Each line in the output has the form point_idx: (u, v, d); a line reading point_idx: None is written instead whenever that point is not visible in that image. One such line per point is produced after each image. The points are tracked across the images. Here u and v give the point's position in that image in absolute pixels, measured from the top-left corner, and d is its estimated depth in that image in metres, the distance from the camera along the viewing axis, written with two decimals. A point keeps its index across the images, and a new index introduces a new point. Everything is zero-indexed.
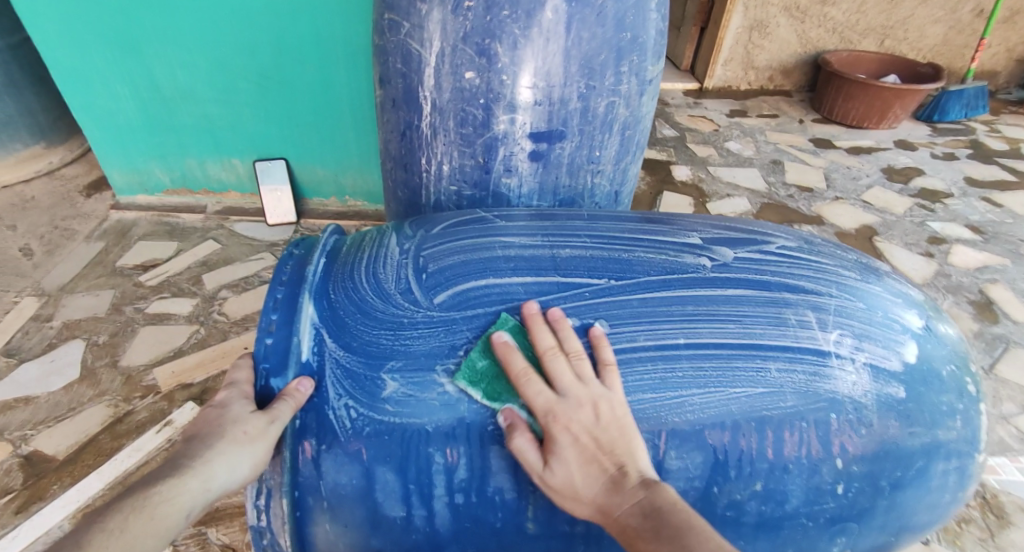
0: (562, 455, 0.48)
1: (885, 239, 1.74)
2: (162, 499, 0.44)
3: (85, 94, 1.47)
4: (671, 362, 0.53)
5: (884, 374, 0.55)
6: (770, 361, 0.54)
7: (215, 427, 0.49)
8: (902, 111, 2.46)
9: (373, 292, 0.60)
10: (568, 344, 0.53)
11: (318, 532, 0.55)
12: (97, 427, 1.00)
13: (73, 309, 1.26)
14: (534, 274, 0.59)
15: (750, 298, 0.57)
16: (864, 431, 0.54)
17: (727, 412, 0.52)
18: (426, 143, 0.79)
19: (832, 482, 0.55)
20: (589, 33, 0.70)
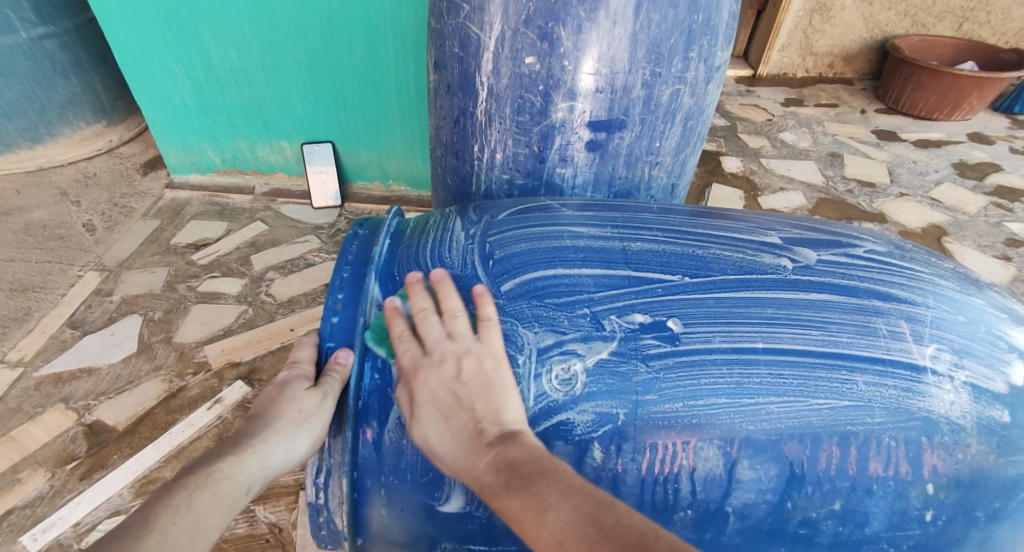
0: (423, 415, 0.49)
1: (956, 240, 1.63)
2: (224, 475, 0.46)
3: (144, 75, 1.51)
4: (749, 367, 0.50)
5: (987, 396, 0.51)
6: (857, 373, 0.50)
7: (275, 406, 0.50)
8: (979, 102, 2.29)
9: (436, 274, 0.58)
10: (444, 304, 0.53)
11: (374, 515, 0.56)
12: (153, 401, 1.04)
13: (131, 284, 1.30)
14: (604, 266, 0.57)
15: (837, 304, 0.54)
16: (960, 455, 0.50)
17: (807, 424, 0.49)
18: (480, 130, 0.77)
19: (920, 508, 0.50)
20: (659, 15, 0.66)
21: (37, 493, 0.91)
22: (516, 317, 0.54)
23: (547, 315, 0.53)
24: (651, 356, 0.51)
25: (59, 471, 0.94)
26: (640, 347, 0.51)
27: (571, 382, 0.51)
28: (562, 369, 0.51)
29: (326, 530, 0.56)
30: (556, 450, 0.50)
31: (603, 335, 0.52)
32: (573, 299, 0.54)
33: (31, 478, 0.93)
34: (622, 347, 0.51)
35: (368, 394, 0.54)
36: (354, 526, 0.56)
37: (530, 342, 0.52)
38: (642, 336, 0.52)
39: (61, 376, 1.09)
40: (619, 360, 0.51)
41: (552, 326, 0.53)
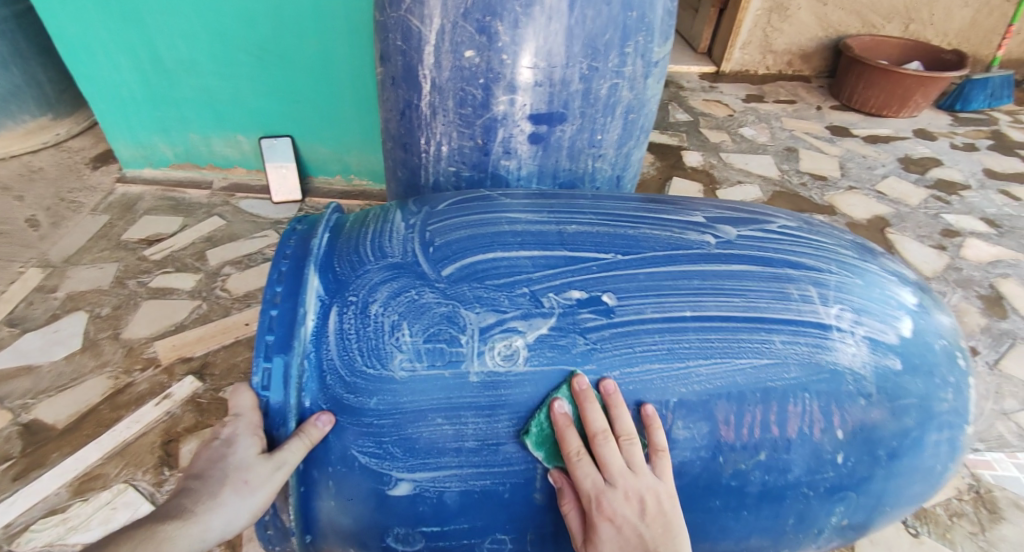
0: (600, 545, 0.50)
1: (898, 231, 1.70)
2: (156, 546, 0.45)
3: (88, 65, 1.47)
4: (678, 333, 0.53)
5: (882, 347, 0.55)
6: (774, 334, 0.53)
7: (220, 472, 0.50)
8: (924, 100, 2.39)
9: (376, 262, 0.59)
10: (620, 426, 0.51)
11: (323, 508, 0.56)
12: (97, 398, 1.02)
13: (77, 280, 1.27)
14: (540, 248, 0.58)
15: (755, 273, 0.57)
16: (864, 402, 0.54)
17: (733, 382, 0.52)
18: (425, 123, 0.78)
19: (833, 452, 0.54)
20: (594, 11, 0.68)
21: None
22: (456, 298, 0.55)
23: (488, 296, 0.55)
24: (587, 328, 0.53)
25: None
26: (578, 322, 0.53)
27: (513, 357, 0.52)
28: (504, 345, 0.53)
29: (271, 529, 0.58)
30: (502, 424, 0.52)
31: (542, 312, 0.54)
32: (513, 279, 0.56)
33: None
34: (561, 322, 0.53)
35: (312, 383, 0.54)
36: (303, 520, 0.57)
37: (471, 322, 0.53)
38: (580, 310, 0.54)
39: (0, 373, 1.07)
40: (558, 335, 0.53)
41: (493, 306, 0.54)
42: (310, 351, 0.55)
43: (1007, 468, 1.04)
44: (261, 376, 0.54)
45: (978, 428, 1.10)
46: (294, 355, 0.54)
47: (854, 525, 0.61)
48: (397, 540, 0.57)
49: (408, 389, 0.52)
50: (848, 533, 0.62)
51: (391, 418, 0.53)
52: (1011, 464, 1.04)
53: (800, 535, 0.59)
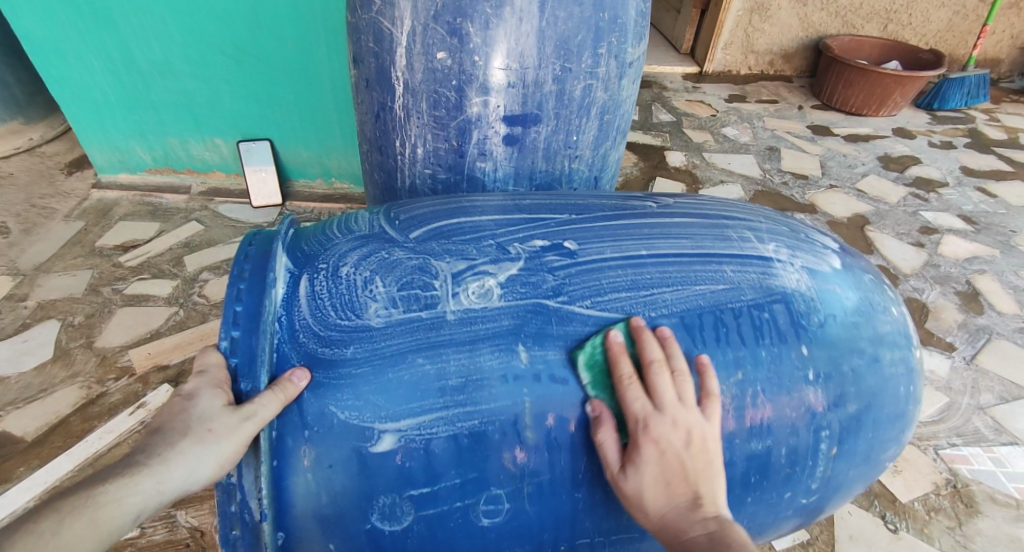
0: (641, 467, 0.47)
1: (877, 228, 1.72)
2: (104, 501, 0.40)
3: (58, 67, 1.44)
4: (639, 267, 0.56)
5: (821, 274, 0.60)
6: (725, 265, 0.58)
7: (182, 422, 0.45)
8: (902, 99, 2.42)
9: (346, 236, 0.61)
10: (675, 363, 0.50)
11: (299, 484, 0.50)
12: (68, 409, 1.00)
13: (49, 288, 1.25)
14: (503, 213, 0.63)
15: (696, 224, 0.63)
16: (817, 319, 0.57)
17: (697, 306, 0.55)
18: (400, 125, 0.78)
19: (804, 368, 0.55)
20: (565, 12, 0.68)
21: None
22: (428, 251, 0.57)
23: (458, 248, 0.57)
24: (555, 267, 0.56)
25: None
26: (545, 261, 0.56)
27: (488, 294, 0.54)
28: (477, 285, 0.54)
29: (240, 529, 0.49)
30: (483, 357, 0.51)
31: (511, 257, 0.57)
32: (479, 233, 0.59)
33: None
34: (530, 263, 0.56)
35: (283, 343, 0.52)
36: (276, 501, 0.49)
37: (443, 269, 0.55)
38: (545, 254, 0.57)
39: None
40: (528, 273, 0.55)
41: (463, 256, 0.57)
42: (280, 316, 0.54)
43: (984, 462, 1.05)
44: (227, 342, 0.52)
45: (955, 423, 1.12)
46: (263, 322, 0.52)
47: (843, 458, 0.59)
48: (381, 517, 0.50)
49: (385, 334, 0.51)
50: (840, 470, 0.60)
51: (369, 363, 0.50)
52: (988, 459, 1.06)
53: (795, 468, 0.57)
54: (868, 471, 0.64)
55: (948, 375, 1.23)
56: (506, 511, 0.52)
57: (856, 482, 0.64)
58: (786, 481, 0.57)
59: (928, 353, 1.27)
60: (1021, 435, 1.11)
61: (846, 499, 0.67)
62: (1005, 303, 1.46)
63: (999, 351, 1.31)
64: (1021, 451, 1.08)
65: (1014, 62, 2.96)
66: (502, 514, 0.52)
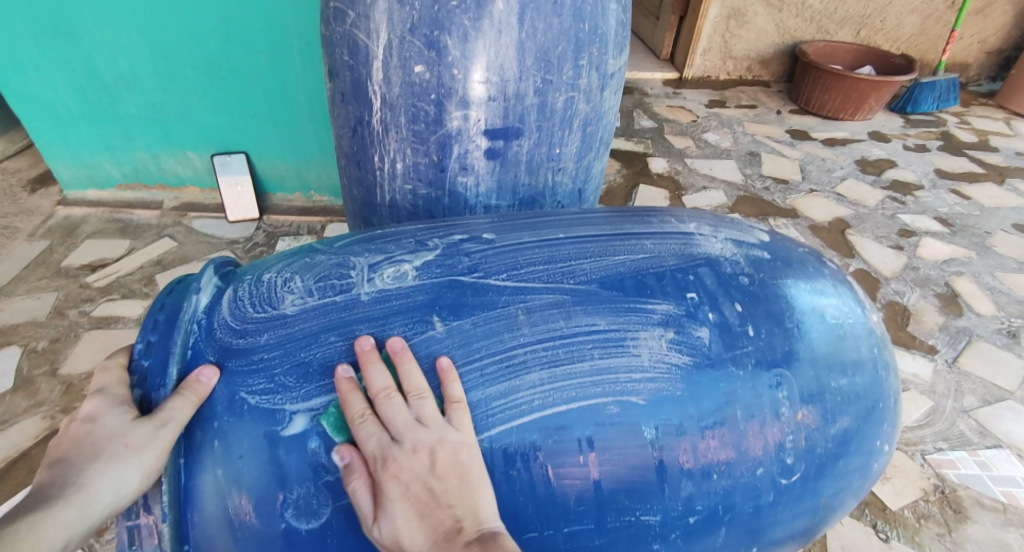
0: (391, 509, 0.44)
1: (857, 232, 1.74)
2: (22, 540, 0.39)
3: (19, 82, 1.39)
4: (558, 245, 0.60)
5: (746, 244, 0.64)
6: (644, 240, 0.61)
7: (94, 445, 0.44)
8: (877, 102, 2.46)
9: (275, 254, 0.64)
10: (408, 383, 0.48)
11: (207, 483, 0.48)
12: (29, 442, 0.95)
13: (11, 312, 1.20)
14: (434, 222, 0.67)
15: (618, 215, 0.67)
16: (744, 280, 0.59)
17: (619, 273, 0.57)
18: (378, 140, 0.75)
19: (740, 323, 0.55)
20: (545, 24, 0.66)
21: None
22: (352, 248, 0.61)
23: (378, 245, 0.61)
24: (472, 251, 0.59)
25: None
26: (462, 249, 0.59)
27: (402, 276, 0.56)
28: (392, 270, 0.56)
29: (143, 545, 0.48)
30: (397, 328, 0.52)
31: (428, 248, 0.59)
32: (400, 234, 0.63)
33: None
34: (447, 250, 0.59)
35: (199, 340, 0.53)
36: (179, 504, 0.48)
37: (361, 261, 0.58)
38: (463, 243, 0.60)
39: None
40: (444, 257, 0.58)
41: (382, 250, 0.59)
42: (199, 319, 0.55)
43: (970, 466, 1.06)
44: (144, 343, 0.53)
45: (941, 427, 1.12)
46: (179, 323, 0.54)
47: (816, 431, 0.56)
48: (296, 513, 0.48)
49: (300, 317, 0.53)
50: (817, 446, 0.56)
51: (282, 345, 0.51)
52: (974, 462, 1.06)
53: (762, 444, 0.53)
54: (859, 450, 0.59)
55: (932, 378, 1.24)
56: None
57: (849, 466, 0.59)
58: (755, 460, 0.53)
59: (911, 357, 1.28)
60: (1006, 437, 1.12)
61: (846, 490, 0.61)
62: (983, 304, 1.48)
63: (980, 352, 1.32)
64: (1005, 454, 1.09)
65: (982, 66, 3.04)
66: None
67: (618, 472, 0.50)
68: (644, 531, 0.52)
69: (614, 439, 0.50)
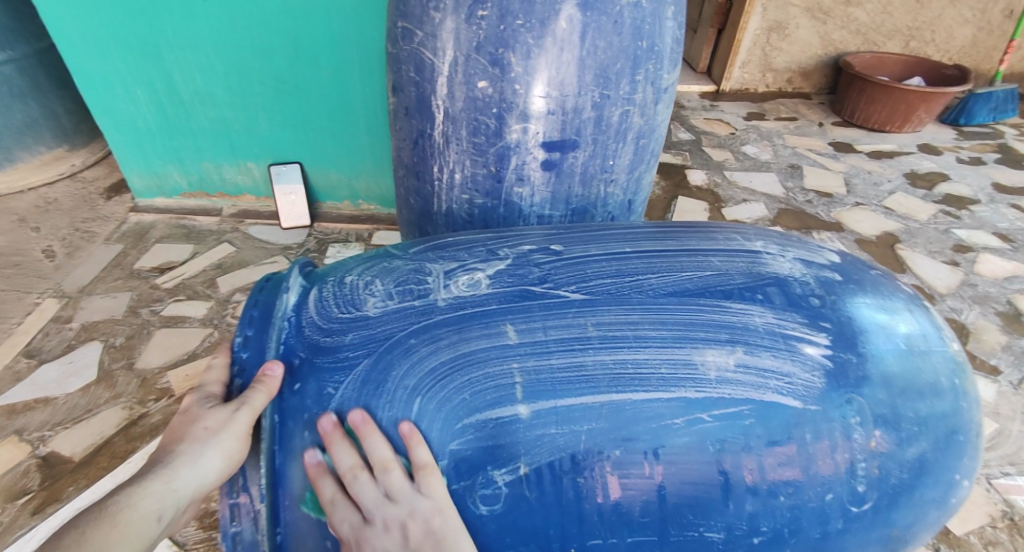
0: None
1: (909, 247, 1.70)
2: (120, 506, 0.45)
3: (105, 98, 1.50)
4: (624, 259, 0.62)
5: (816, 265, 0.64)
6: (711, 256, 0.62)
7: (182, 432, 0.50)
8: (928, 115, 2.40)
9: (354, 259, 0.69)
10: (372, 456, 0.50)
11: (296, 471, 0.53)
12: (111, 430, 1.02)
13: (92, 310, 1.28)
14: (505, 233, 0.69)
15: (684, 230, 0.68)
16: (815, 302, 0.58)
17: (685, 287, 0.58)
18: (438, 152, 0.79)
19: (809, 350, 0.55)
20: (605, 42, 0.69)
21: None
22: (425, 258, 0.64)
23: (452, 253, 0.64)
24: (540, 262, 0.61)
25: (11, 506, 0.91)
26: (531, 260, 0.62)
27: (476, 284, 0.59)
28: (466, 278, 0.59)
29: (243, 522, 0.54)
30: (471, 334, 0.54)
31: (499, 257, 0.63)
32: (473, 243, 0.67)
33: None
34: (517, 261, 0.62)
35: (290, 336, 0.57)
36: (273, 486, 0.53)
37: (437, 269, 0.62)
38: (532, 254, 0.63)
39: (16, 407, 1.06)
40: (515, 267, 0.61)
41: (456, 259, 0.63)
42: (290, 316, 0.60)
43: None
44: (241, 338, 0.59)
45: (1006, 451, 1.09)
46: (274, 319, 0.59)
47: (889, 461, 0.55)
48: None
49: (383, 318, 0.56)
50: (891, 475, 0.55)
51: (366, 345, 0.55)
52: None
53: (830, 472, 0.53)
54: (939, 485, 0.59)
55: (995, 400, 1.20)
56: (505, 497, 0.51)
57: (926, 500, 0.59)
58: (825, 483, 0.53)
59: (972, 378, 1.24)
60: None
61: (921, 523, 0.61)
62: None
63: None
64: None
65: None
66: (501, 501, 0.51)
67: (684, 485, 0.51)
68: (706, 547, 0.53)
69: (678, 451, 0.51)
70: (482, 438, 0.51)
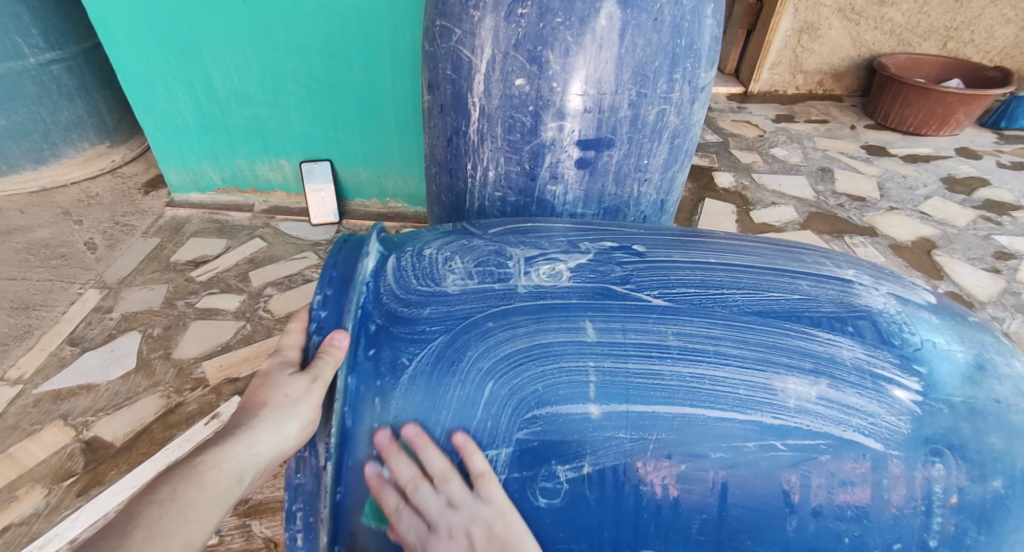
0: None
1: (945, 253, 1.65)
2: (208, 466, 0.47)
3: (146, 97, 1.54)
4: (709, 269, 0.61)
5: (912, 303, 0.62)
6: (800, 280, 0.61)
7: (264, 398, 0.52)
8: (966, 117, 2.33)
9: (432, 234, 0.69)
10: (430, 467, 0.51)
11: (363, 436, 0.52)
12: (151, 417, 1.05)
13: (131, 302, 1.32)
14: (573, 224, 0.70)
15: (771, 250, 0.67)
16: (911, 342, 0.57)
17: (772, 307, 0.57)
18: (473, 150, 0.80)
19: (897, 382, 0.53)
20: (644, 39, 0.69)
21: (34, 511, 0.91)
22: (503, 243, 0.65)
23: (530, 240, 0.65)
24: (622, 262, 0.62)
25: (56, 488, 0.94)
26: (613, 258, 0.62)
27: (557, 275, 0.59)
28: (548, 268, 0.60)
29: (305, 474, 0.54)
30: (551, 333, 0.54)
31: (580, 251, 0.63)
32: (547, 232, 0.67)
33: (28, 495, 0.93)
34: (598, 257, 0.62)
35: (368, 302, 0.58)
36: (341, 444, 0.53)
37: (518, 254, 0.62)
38: (613, 252, 0.63)
39: (60, 392, 1.10)
40: (597, 263, 0.61)
41: (536, 246, 0.64)
42: (369, 281, 0.60)
43: None
44: (321, 296, 0.59)
45: None
46: (355, 282, 0.60)
47: (969, 519, 0.52)
48: None
49: (461, 297, 0.57)
50: (968, 535, 0.53)
51: (443, 322, 0.55)
52: None
53: (903, 514, 0.51)
54: None
55: None
56: (565, 493, 0.51)
57: None
58: (897, 532, 0.52)
59: None
60: None
61: None
62: None
63: None
64: None
65: None
66: (561, 495, 0.51)
67: (745, 510, 0.51)
68: None
69: (746, 470, 0.50)
70: (548, 432, 0.51)
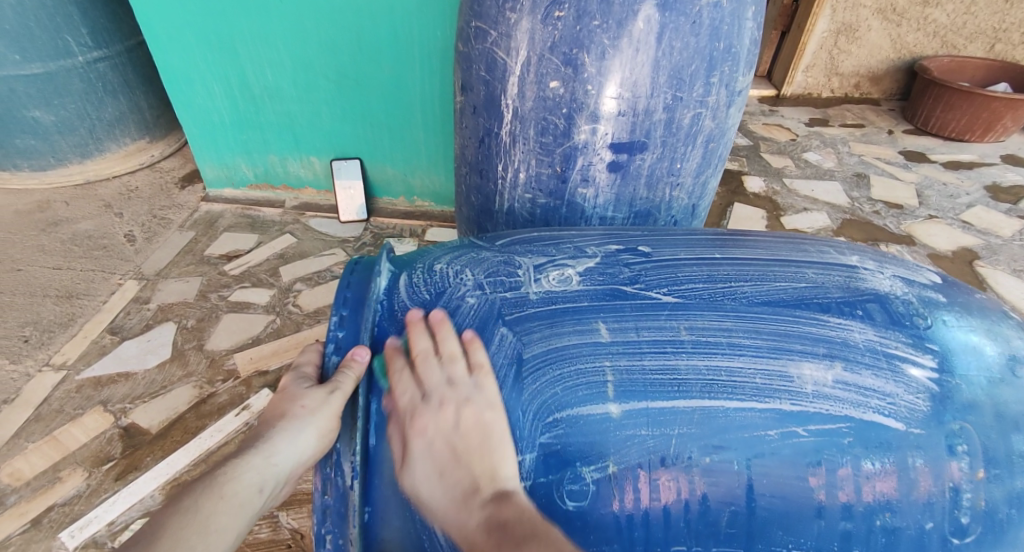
0: (415, 465, 0.51)
1: (988, 264, 1.59)
2: (228, 477, 0.48)
3: (185, 93, 1.58)
4: (714, 262, 0.61)
5: (918, 283, 0.61)
6: (805, 267, 0.61)
7: (282, 409, 0.53)
8: (1013, 123, 2.24)
9: (440, 248, 0.69)
10: (443, 347, 0.54)
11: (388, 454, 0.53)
12: (185, 406, 1.07)
13: (167, 293, 1.36)
14: (589, 233, 0.69)
15: (775, 240, 0.67)
16: (921, 322, 0.56)
17: (781, 296, 0.57)
18: (504, 151, 0.80)
19: (912, 364, 0.53)
20: (681, 42, 0.68)
21: (75, 492, 0.94)
22: (512, 252, 0.65)
23: (539, 248, 0.65)
24: (630, 263, 0.61)
25: (96, 471, 0.97)
26: (621, 260, 0.62)
27: (567, 280, 0.59)
28: (557, 274, 0.60)
29: (333, 495, 0.53)
30: (563, 333, 0.54)
31: (587, 255, 0.62)
32: (558, 240, 0.67)
33: (70, 476, 0.97)
34: (606, 261, 0.62)
35: (383, 320, 0.58)
36: (366, 464, 0.53)
37: (526, 262, 0.62)
38: (620, 254, 0.63)
39: (100, 379, 1.14)
40: (605, 266, 0.61)
41: (544, 254, 0.63)
42: (382, 299, 0.60)
43: None
44: (337, 317, 0.60)
45: None
46: (368, 301, 0.60)
47: (997, 495, 0.52)
48: None
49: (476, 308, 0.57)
50: (999, 511, 0.53)
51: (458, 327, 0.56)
52: None
53: (932, 496, 0.51)
54: None
55: None
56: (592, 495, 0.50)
57: None
58: (924, 512, 0.51)
59: None
60: None
61: None
62: None
63: None
64: None
65: None
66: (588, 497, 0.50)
67: (775, 499, 0.50)
68: None
69: (770, 461, 0.50)
70: (570, 432, 0.50)
